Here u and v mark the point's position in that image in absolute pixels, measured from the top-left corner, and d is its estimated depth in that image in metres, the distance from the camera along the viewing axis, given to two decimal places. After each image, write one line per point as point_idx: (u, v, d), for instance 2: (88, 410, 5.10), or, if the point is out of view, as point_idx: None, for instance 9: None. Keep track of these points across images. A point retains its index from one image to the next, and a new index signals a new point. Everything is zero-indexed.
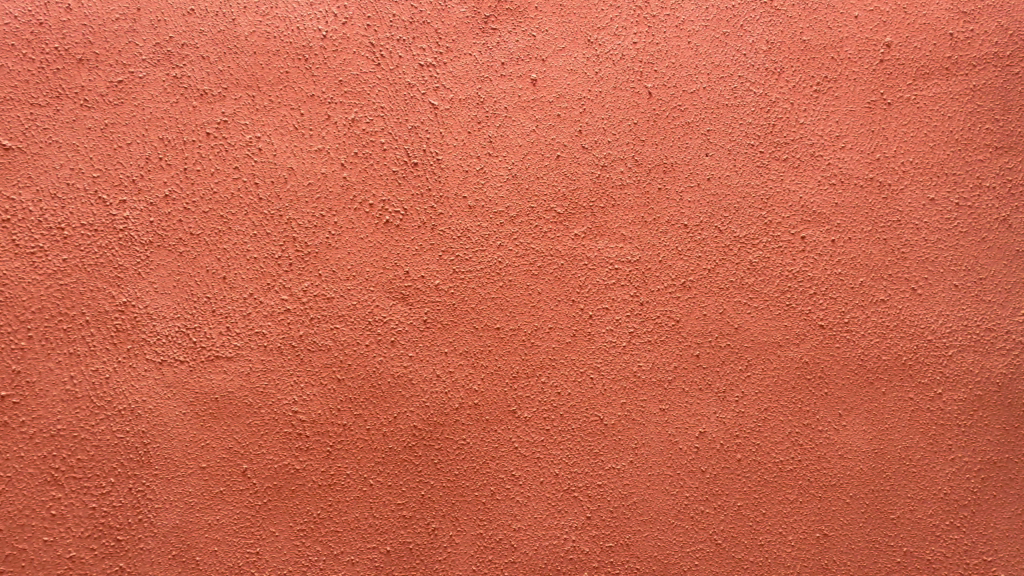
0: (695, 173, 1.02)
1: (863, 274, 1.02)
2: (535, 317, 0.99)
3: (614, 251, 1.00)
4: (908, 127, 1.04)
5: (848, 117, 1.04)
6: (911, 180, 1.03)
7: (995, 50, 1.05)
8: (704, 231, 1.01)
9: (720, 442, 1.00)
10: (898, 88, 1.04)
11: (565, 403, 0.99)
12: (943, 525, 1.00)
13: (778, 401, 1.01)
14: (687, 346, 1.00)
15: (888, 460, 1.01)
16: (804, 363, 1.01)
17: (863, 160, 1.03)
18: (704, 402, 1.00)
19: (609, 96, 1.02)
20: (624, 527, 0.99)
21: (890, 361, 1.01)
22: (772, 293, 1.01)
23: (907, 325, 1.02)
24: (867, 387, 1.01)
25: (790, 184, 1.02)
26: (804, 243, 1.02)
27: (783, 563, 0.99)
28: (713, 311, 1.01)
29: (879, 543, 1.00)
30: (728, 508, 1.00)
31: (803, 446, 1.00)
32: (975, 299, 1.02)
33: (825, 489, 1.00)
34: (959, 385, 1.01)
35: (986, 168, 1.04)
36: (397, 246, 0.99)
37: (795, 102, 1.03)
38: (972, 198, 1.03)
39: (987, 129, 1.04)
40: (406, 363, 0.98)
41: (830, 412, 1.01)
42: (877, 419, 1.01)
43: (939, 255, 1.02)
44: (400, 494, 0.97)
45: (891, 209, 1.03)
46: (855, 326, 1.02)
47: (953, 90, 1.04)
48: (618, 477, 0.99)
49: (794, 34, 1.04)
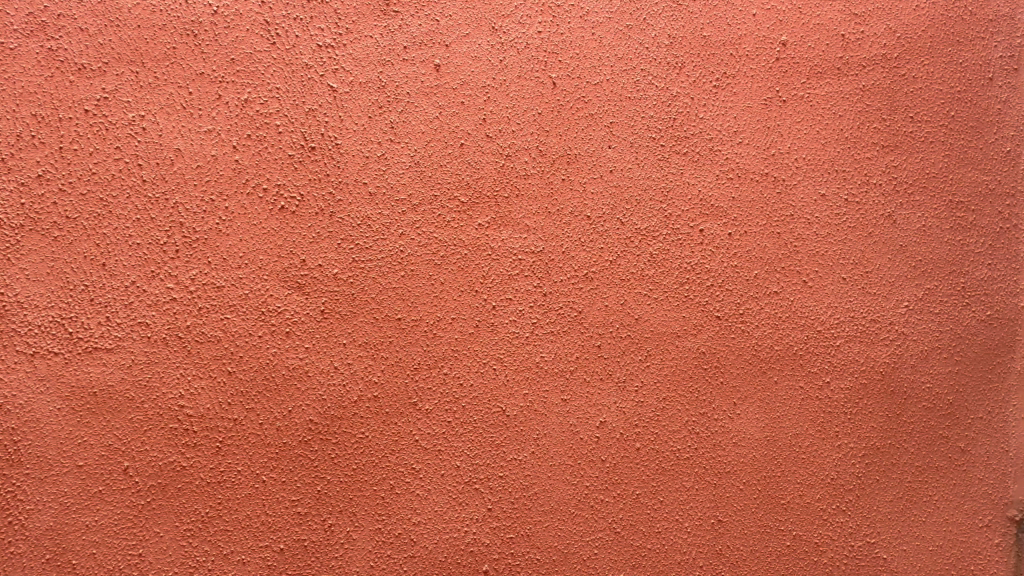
0: (599, 165, 1.02)
1: (758, 266, 1.05)
2: (437, 307, 0.98)
3: (517, 241, 0.99)
4: (801, 124, 1.07)
5: (746, 113, 1.06)
6: (804, 176, 1.07)
7: (883, 52, 1.09)
8: (607, 223, 1.02)
9: (619, 431, 1.01)
10: (793, 86, 1.07)
11: (467, 394, 0.98)
12: (830, 509, 1.05)
13: (676, 390, 1.03)
14: (589, 337, 1.01)
15: (779, 447, 1.04)
16: (701, 353, 1.03)
17: (759, 155, 1.06)
18: (605, 392, 1.01)
19: (514, 84, 1.01)
20: (525, 518, 0.99)
21: (782, 351, 1.05)
22: (671, 285, 1.03)
23: (798, 316, 1.05)
24: (760, 376, 1.04)
25: (689, 177, 1.04)
26: (702, 236, 1.04)
27: (678, 549, 1.02)
28: (614, 302, 1.02)
29: (770, 527, 1.04)
30: (627, 497, 1.01)
31: (699, 434, 1.03)
32: (861, 291, 1.06)
33: (719, 476, 1.03)
34: (845, 373, 1.06)
35: (874, 166, 1.08)
36: (292, 233, 0.95)
37: (695, 97, 1.05)
38: (860, 194, 1.07)
39: (875, 128, 1.08)
40: (301, 355, 0.95)
41: (725, 401, 1.03)
42: (769, 408, 1.04)
43: (829, 249, 1.06)
44: (295, 490, 0.94)
45: (784, 204, 1.06)
46: (750, 317, 1.04)
47: (844, 90, 1.08)
48: (520, 469, 0.99)
49: (695, 29, 1.06)
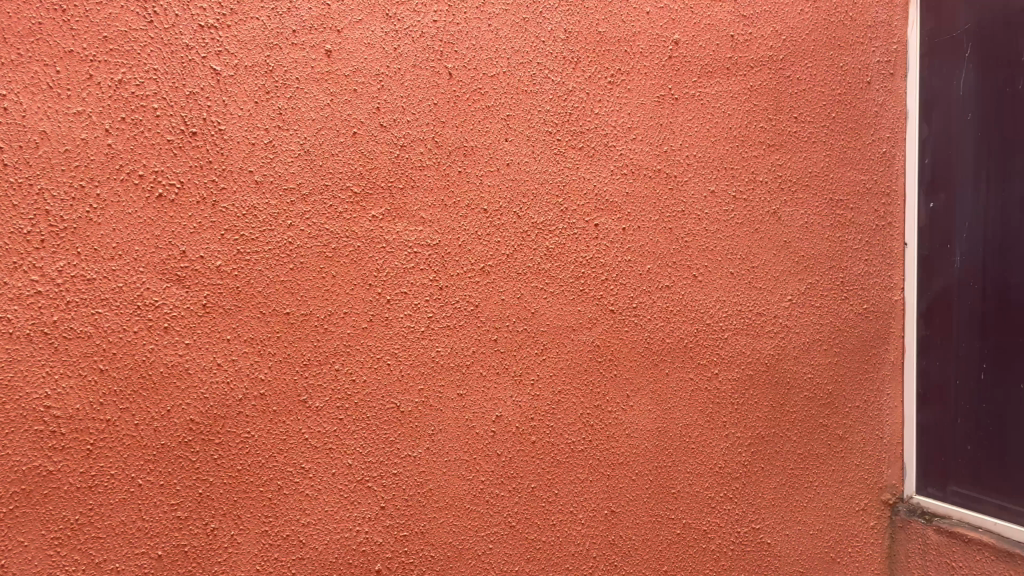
0: (495, 158, 1.01)
1: (650, 261, 1.08)
2: (328, 301, 0.95)
3: (412, 234, 0.98)
4: (692, 122, 1.11)
5: (640, 110, 1.08)
6: (694, 173, 1.10)
7: (770, 54, 1.15)
8: (503, 216, 1.01)
9: (515, 425, 1.01)
10: (684, 84, 1.11)
11: (359, 390, 0.95)
12: (719, 497, 1.11)
13: (571, 383, 1.04)
14: (485, 331, 1.00)
15: (670, 437, 1.08)
16: (596, 346, 1.05)
17: (652, 152, 1.09)
18: (501, 386, 1.01)
19: (408, 73, 0.99)
20: (419, 515, 0.97)
21: (673, 343, 1.09)
22: (567, 279, 1.04)
23: (689, 310, 1.09)
24: (652, 368, 1.07)
25: (585, 172, 1.05)
26: (597, 231, 1.05)
27: (572, 540, 1.04)
28: (511, 295, 1.01)
29: (661, 516, 1.08)
30: (522, 491, 1.01)
31: (594, 426, 1.04)
32: (747, 286, 1.12)
33: (613, 467, 1.05)
34: (733, 364, 1.11)
35: (760, 164, 1.14)
36: (172, 223, 0.90)
37: (590, 92, 1.06)
38: (747, 191, 1.13)
39: (761, 127, 1.14)
40: (182, 352, 0.90)
41: (619, 394, 1.06)
42: (661, 399, 1.08)
43: (718, 244, 1.11)
44: (174, 494, 0.90)
45: (676, 200, 1.09)
46: (642, 311, 1.07)
47: (733, 89, 1.13)
48: (415, 465, 0.97)
49: (591, 25, 1.06)
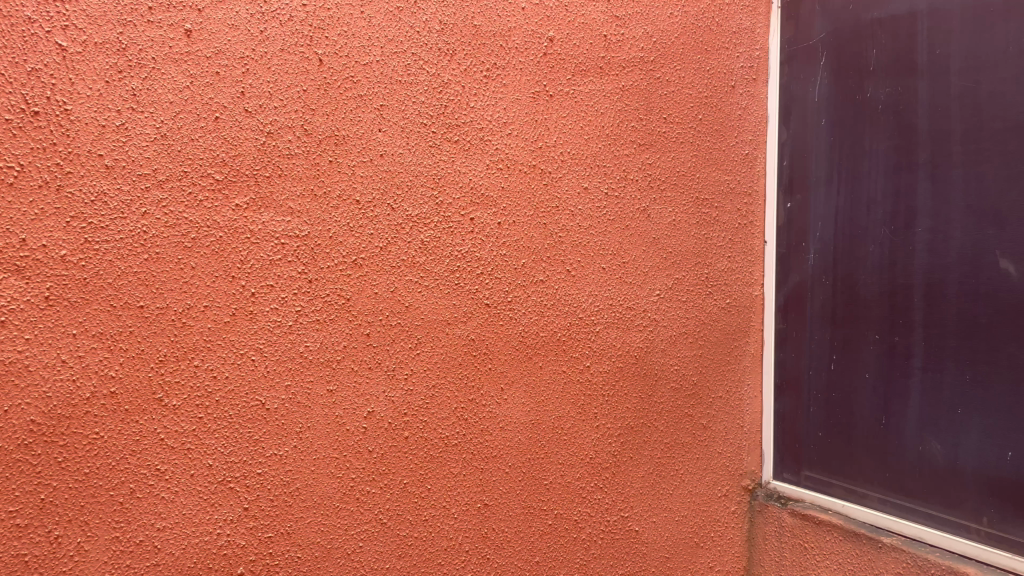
0: (368, 148, 0.99)
1: (525, 256, 1.09)
2: (186, 293, 0.90)
3: (280, 225, 0.94)
4: (566, 119, 1.13)
5: (515, 105, 1.09)
6: (568, 169, 1.13)
7: (642, 55, 1.19)
8: (377, 208, 0.99)
9: (388, 421, 1.00)
10: (558, 81, 1.12)
11: (221, 387, 0.91)
12: (589, 487, 1.15)
13: (445, 377, 1.03)
14: (356, 326, 0.98)
15: (542, 429, 1.11)
16: (470, 341, 1.05)
17: (527, 147, 1.10)
18: (373, 381, 0.99)
19: (276, 58, 0.95)
20: (286, 515, 0.94)
21: (547, 337, 1.11)
22: (441, 273, 1.03)
23: (562, 304, 1.12)
24: (526, 361, 1.09)
25: (460, 166, 1.05)
26: (472, 225, 1.05)
27: (444, 535, 1.03)
28: (384, 289, 0.99)
29: (534, 508, 1.10)
30: (394, 487, 1.00)
31: (467, 420, 1.05)
32: (619, 281, 1.18)
33: (487, 461, 1.06)
34: (603, 357, 1.16)
35: (631, 162, 1.19)
36: (10, 208, 0.82)
37: (466, 85, 1.05)
38: (618, 189, 1.18)
39: (632, 126, 1.19)
40: (20, 347, 0.83)
41: (494, 387, 1.07)
42: (534, 392, 1.10)
43: (590, 240, 1.15)
44: (12, 501, 0.82)
45: (550, 196, 1.12)
46: (517, 305, 1.09)
47: (606, 88, 1.16)
48: (281, 464, 0.94)
49: (466, 17, 1.06)
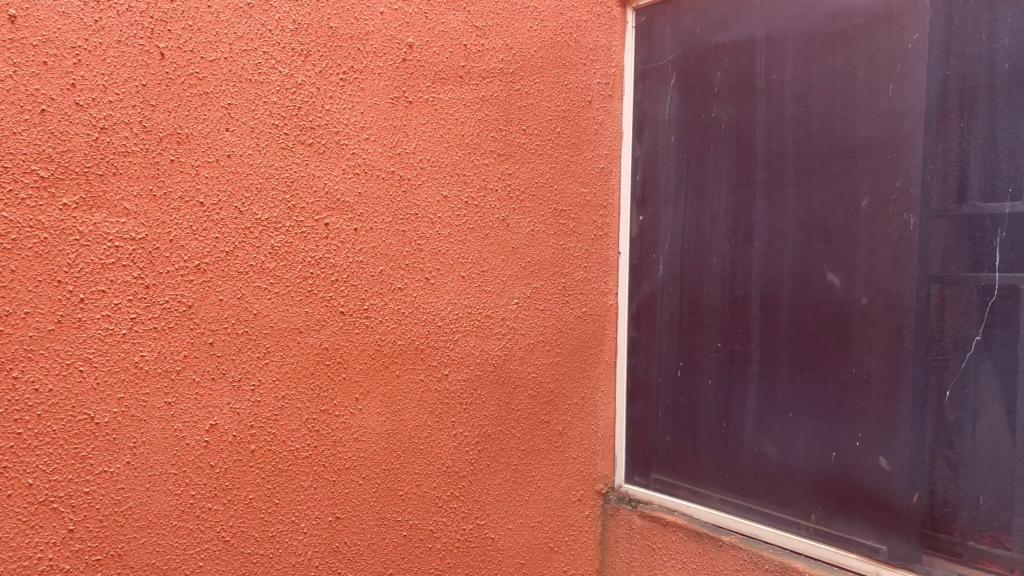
0: (214, 148, 0.94)
1: (383, 263, 1.08)
2: (4, 298, 0.80)
3: (114, 226, 0.87)
4: (426, 126, 1.12)
5: (373, 110, 1.07)
6: (428, 177, 1.13)
7: (501, 66, 1.21)
8: (223, 211, 0.94)
9: (233, 433, 0.95)
10: (418, 88, 1.12)
11: (44, 401, 0.82)
12: (445, 496, 1.15)
13: (296, 388, 1.00)
14: (199, 334, 0.93)
15: (399, 439, 1.09)
16: (323, 349, 1.02)
17: (385, 153, 1.08)
18: (217, 393, 0.94)
19: (112, 50, 0.87)
20: (116, 536, 0.87)
21: (404, 345, 1.10)
22: (293, 279, 1.00)
23: (420, 312, 1.12)
24: (382, 371, 1.08)
25: (314, 169, 1.01)
26: (327, 230, 1.02)
27: (293, 551, 1.00)
28: (230, 296, 0.95)
29: (388, 518, 1.09)
30: (238, 503, 0.96)
31: (319, 432, 1.02)
32: (478, 289, 1.18)
33: (339, 473, 1.04)
34: (462, 365, 1.16)
35: (491, 172, 1.20)
36: None
37: (321, 88, 1.02)
38: (478, 198, 1.19)
39: (492, 136, 1.20)
40: None
41: (347, 397, 1.04)
42: (390, 402, 1.08)
43: (450, 248, 1.15)
44: None
45: (409, 202, 1.11)
46: (373, 312, 1.07)
47: (466, 97, 1.17)
48: (111, 482, 0.87)
49: (321, 18, 1.02)
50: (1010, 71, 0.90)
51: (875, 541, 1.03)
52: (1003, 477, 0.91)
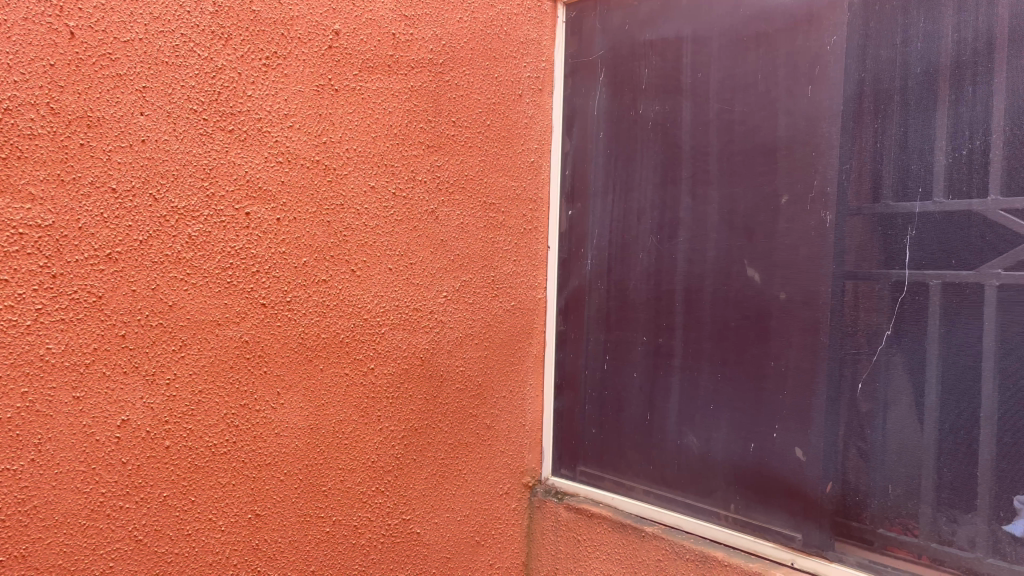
0: (127, 132, 0.90)
1: (307, 254, 1.06)
2: None
3: (18, 212, 0.82)
4: (352, 115, 1.10)
5: (297, 97, 1.05)
6: (354, 167, 1.11)
7: (430, 57, 1.19)
8: (137, 198, 0.90)
9: (146, 429, 0.92)
10: (344, 76, 1.09)
11: None
12: (370, 491, 1.13)
13: (214, 382, 0.97)
14: (110, 326, 0.89)
15: (322, 434, 1.07)
16: (243, 342, 0.99)
17: (310, 142, 1.06)
18: (129, 387, 0.90)
19: (17, 27, 0.82)
20: (20, 536, 0.83)
21: (329, 338, 1.08)
22: (212, 270, 0.96)
23: (345, 305, 1.10)
24: (305, 364, 1.05)
25: (235, 157, 0.98)
26: (248, 220, 1.00)
27: (211, 549, 0.97)
28: (144, 287, 0.91)
29: (310, 515, 1.07)
30: (152, 501, 0.92)
31: (238, 427, 0.99)
32: (405, 282, 1.17)
33: (259, 469, 1.01)
34: (388, 359, 1.15)
35: (419, 163, 1.19)
36: None
37: (243, 73, 0.99)
38: (406, 189, 1.17)
39: (421, 127, 1.19)
40: None
41: (269, 391, 1.02)
42: (313, 396, 1.06)
43: (377, 240, 1.13)
44: None
45: (335, 192, 1.09)
46: (297, 305, 1.04)
47: (394, 87, 1.15)
48: (14, 480, 0.82)
49: (243, 1, 0.99)
50: (921, 74, 0.94)
51: (791, 530, 1.06)
52: (911, 467, 0.95)
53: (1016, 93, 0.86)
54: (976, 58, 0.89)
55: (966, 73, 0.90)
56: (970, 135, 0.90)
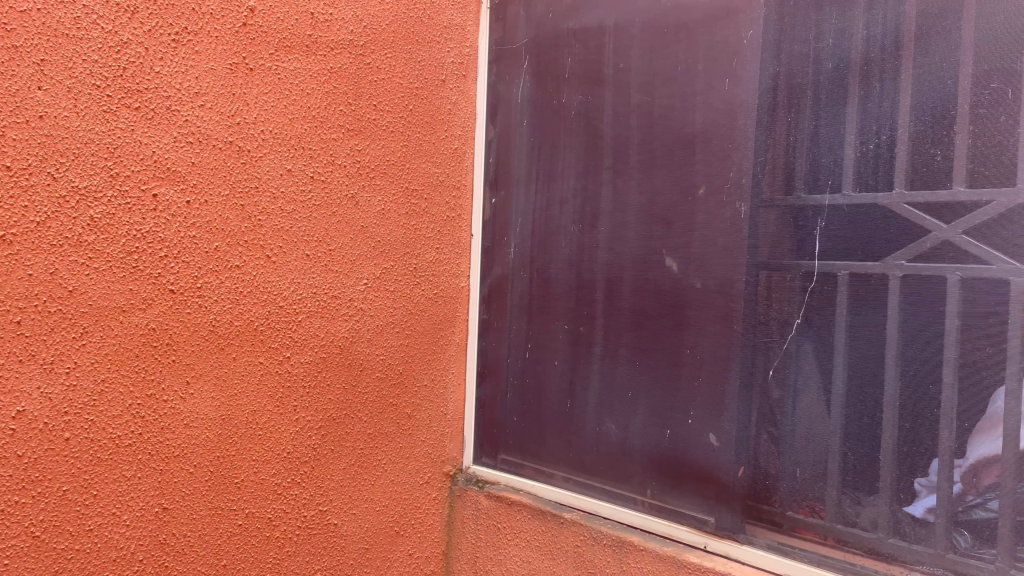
0: (23, 107, 0.85)
1: (219, 238, 1.02)
2: None
3: None
4: (268, 96, 1.07)
5: (209, 75, 1.01)
6: (270, 149, 1.07)
7: (351, 38, 1.16)
8: (34, 177, 0.85)
9: (44, 421, 0.87)
10: (259, 54, 1.06)
11: None
12: (286, 483, 1.11)
13: (118, 371, 0.93)
14: (4, 312, 0.84)
15: (234, 425, 1.04)
16: (150, 330, 0.96)
17: (222, 122, 1.02)
18: (25, 376, 0.85)
19: None
20: None
21: (242, 326, 1.05)
22: (116, 254, 0.92)
23: (259, 291, 1.06)
24: (217, 353, 1.02)
25: (141, 136, 0.94)
26: (155, 202, 0.95)
27: (114, 545, 0.93)
28: (41, 271, 0.86)
29: (221, 508, 1.03)
30: (51, 495, 0.88)
31: (144, 418, 0.95)
32: (323, 269, 1.14)
33: (167, 461, 0.98)
34: (305, 347, 1.12)
35: (339, 147, 1.16)
36: None
37: (150, 48, 0.94)
38: (325, 173, 1.14)
39: (340, 110, 1.16)
40: None
41: (178, 380, 0.98)
42: (225, 385, 1.03)
43: (294, 225, 1.10)
44: None
45: (249, 175, 1.05)
46: (207, 291, 1.01)
47: (312, 68, 1.12)
48: None
49: None
50: (833, 70, 0.96)
51: (703, 513, 1.09)
52: (818, 452, 0.98)
53: (920, 91, 0.89)
54: (885, 56, 0.92)
55: (874, 70, 0.93)
56: (877, 131, 0.93)
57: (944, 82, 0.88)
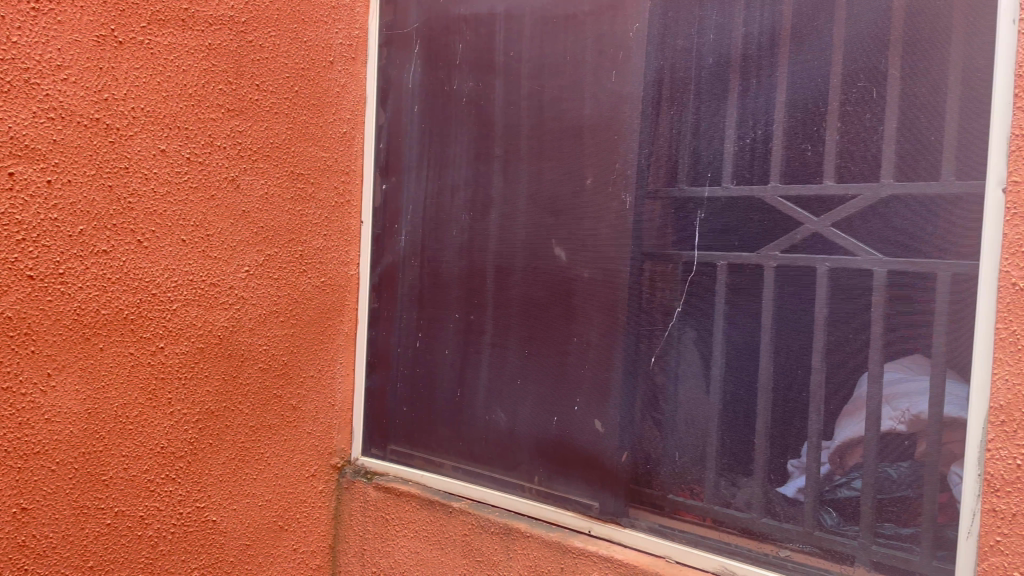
0: None
1: (84, 222, 0.96)
2: None
3: None
4: (139, 71, 1.01)
5: (73, 47, 0.94)
6: (141, 128, 1.02)
7: (231, 14, 1.11)
8: None
9: None
10: (130, 27, 1.00)
11: None
12: (159, 479, 1.06)
13: None
14: None
15: (102, 419, 0.99)
16: (6, 319, 0.89)
17: (88, 97, 0.96)
18: None
19: None
20: None
21: (110, 315, 0.99)
22: None
23: (130, 278, 1.01)
24: (82, 343, 0.96)
25: None
26: (11, 180, 0.89)
27: None
28: None
29: (86, 507, 0.98)
30: None
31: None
32: (201, 255, 1.09)
33: (26, 459, 0.91)
34: (180, 337, 1.07)
35: (218, 128, 1.11)
36: None
37: (5, 16, 0.88)
38: (202, 154, 1.09)
39: (220, 89, 1.11)
40: None
41: (38, 372, 0.92)
42: (91, 378, 0.97)
43: (168, 209, 1.05)
44: None
45: (118, 154, 0.99)
46: (71, 278, 0.95)
47: (188, 44, 1.06)
48: None
49: None
50: (713, 65, 0.99)
51: (588, 499, 1.10)
52: (697, 436, 1.01)
53: (793, 88, 0.93)
54: (761, 53, 0.95)
55: (752, 66, 0.96)
56: (754, 125, 0.96)
57: (814, 80, 0.91)
